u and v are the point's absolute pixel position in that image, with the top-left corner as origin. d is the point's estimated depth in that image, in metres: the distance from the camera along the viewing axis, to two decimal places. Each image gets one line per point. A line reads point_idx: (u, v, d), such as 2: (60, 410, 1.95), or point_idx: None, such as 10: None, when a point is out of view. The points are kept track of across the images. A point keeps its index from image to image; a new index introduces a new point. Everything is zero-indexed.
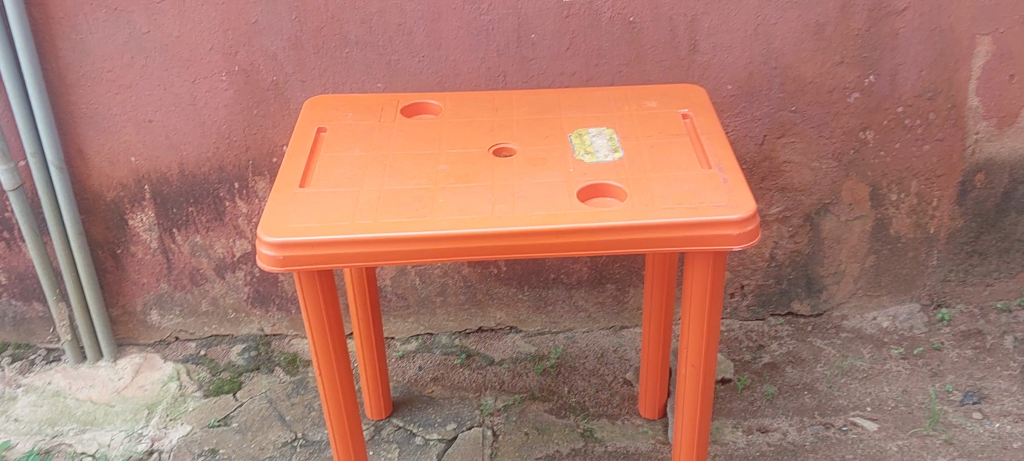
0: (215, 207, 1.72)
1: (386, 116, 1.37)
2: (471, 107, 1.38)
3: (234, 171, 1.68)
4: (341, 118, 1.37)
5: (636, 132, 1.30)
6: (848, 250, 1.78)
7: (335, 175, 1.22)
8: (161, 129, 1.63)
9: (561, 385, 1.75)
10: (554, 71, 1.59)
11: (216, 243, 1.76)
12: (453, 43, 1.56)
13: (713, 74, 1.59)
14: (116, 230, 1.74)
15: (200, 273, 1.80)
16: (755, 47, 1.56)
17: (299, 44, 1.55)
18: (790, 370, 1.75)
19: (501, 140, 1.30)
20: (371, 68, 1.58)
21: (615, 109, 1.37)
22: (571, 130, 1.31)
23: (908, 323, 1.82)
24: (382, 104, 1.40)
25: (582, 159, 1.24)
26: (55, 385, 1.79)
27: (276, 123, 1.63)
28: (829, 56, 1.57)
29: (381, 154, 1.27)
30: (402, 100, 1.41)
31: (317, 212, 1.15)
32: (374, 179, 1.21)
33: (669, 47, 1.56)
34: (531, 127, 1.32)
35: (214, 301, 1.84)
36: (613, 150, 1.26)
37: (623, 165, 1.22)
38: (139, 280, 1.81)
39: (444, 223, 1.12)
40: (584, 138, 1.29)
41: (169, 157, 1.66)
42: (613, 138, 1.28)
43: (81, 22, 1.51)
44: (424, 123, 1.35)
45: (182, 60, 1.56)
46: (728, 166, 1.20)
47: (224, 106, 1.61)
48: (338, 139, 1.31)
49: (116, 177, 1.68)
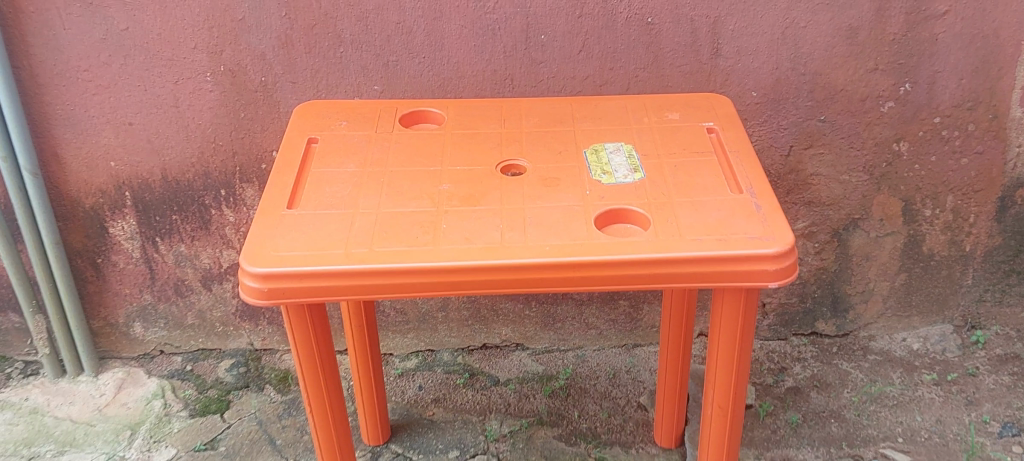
0: (201, 216, 1.61)
1: (385, 126, 1.25)
2: (476, 117, 1.27)
3: (220, 177, 1.57)
4: (334, 128, 1.25)
5: (657, 149, 1.18)
6: (877, 268, 1.66)
7: (327, 195, 1.11)
8: (142, 133, 1.52)
9: (571, 409, 1.64)
10: (566, 75, 1.47)
11: (201, 253, 1.65)
12: (456, 44, 1.44)
13: (738, 80, 1.47)
14: (95, 239, 1.63)
15: (185, 285, 1.69)
16: (783, 51, 1.44)
17: (290, 43, 1.43)
18: (815, 395, 1.64)
19: (510, 156, 1.18)
20: (368, 69, 1.46)
21: (633, 121, 1.25)
22: (587, 146, 1.20)
23: (940, 346, 1.71)
24: (379, 111, 1.29)
25: (599, 180, 1.13)
26: (32, 401, 1.69)
27: (265, 127, 1.52)
28: (862, 62, 1.45)
29: (378, 171, 1.16)
30: (402, 108, 1.30)
31: (306, 238, 1.04)
32: (370, 201, 1.10)
33: (690, 50, 1.44)
34: (542, 141, 1.21)
35: (200, 314, 1.73)
36: (632, 170, 1.14)
37: (645, 187, 1.11)
38: (121, 292, 1.70)
39: (447, 253, 1.01)
40: (601, 155, 1.18)
41: (151, 162, 1.55)
42: (632, 155, 1.17)
43: (54, 17, 1.39)
44: (425, 135, 1.23)
45: (163, 60, 1.44)
46: (761, 189, 1.09)
47: (209, 109, 1.50)
48: (331, 152, 1.20)
49: (94, 183, 1.57)
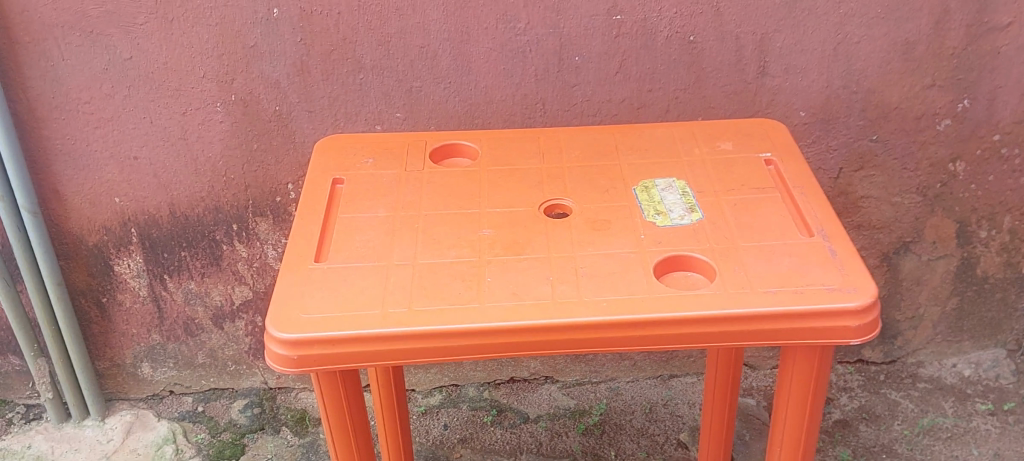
0: (211, 252, 1.51)
1: (414, 163, 1.16)
2: (513, 151, 1.17)
3: (232, 211, 1.47)
4: (359, 166, 1.15)
5: (713, 184, 1.09)
6: (928, 293, 1.58)
7: (357, 245, 1.02)
8: (148, 166, 1.42)
9: (607, 447, 1.55)
10: (601, 98, 1.37)
11: (212, 290, 1.55)
12: (484, 68, 1.34)
13: (784, 99, 1.38)
14: (100, 277, 1.53)
15: (195, 323, 1.59)
16: (834, 69, 1.35)
17: (306, 70, 1.33)
18: (864, 428, 1.55)
19: (554, 195, 1.09)
20: (389, 96, 1.36)
21: (683, 152, 1.16)
22: (637, 182, 1.10)
23: (994, 372, 1.63)
24: (406, 146, 1.19)
25: (652, 221, 1.03)
26: (35, 449, 1.59)
27: (279, 158, 1.42)
28: (918, 79, 1.36)
29: (410, 216, 1.06)
30: (431, 142, 1.20)
31: (338, 297, 0.94)
32: (405, 251, 1.01)
33: (734, 70, 1.34)
34: (587, 178, 1.12)
35: (212, 353, 1.63)
36: (689, 210, 1.05)
37: (705, 230, 1.01)
38: (128, 331, 1.60)
39: (494, 312, 0.92)
40: (652, 194, 1.08)
41: (158, 197, 1.45)
42: (686, 193, 1.08)
43: (52, 47, 1.29)
44: (458, 172, 1.14)
45: (170, 89, 1.35)
46: (834, 231, 1.00)
47: (220, 140, 1.40)
48: (358, 194, 1.10)
49: (98, 219, 1.47)
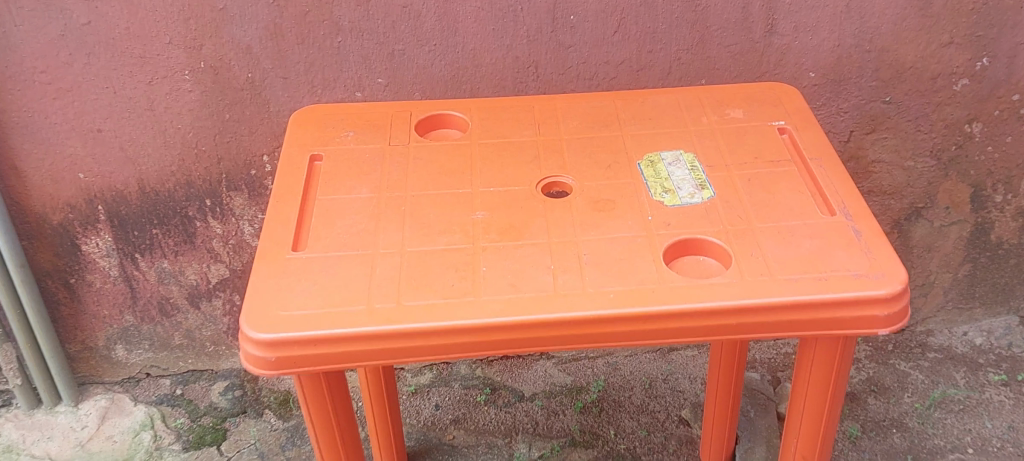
0: (184, 229, 1.42)
1: (399, 137, 1.06)
2: (506, 123, 1.08)
3: (205, 186, 1.38)
4: (340, 140, 1.06)
5: (724, 157, 1.01)
6: (938, 260, 1.51)
7: (338, 231, 0.93)
8: (114, 140, 1.32)
9: (606, 426, 1.48)
10: (597, 60, 1.28)
11: (187, 269, 1.47)
12: (471, 29, 1.24)
13: (794, 59, 1.29)
14: (67, 257, 1.44)
15: (170, 303, 1.51)
16: (847, 26, 1.25)
17: (279, 34, 1.23)
18: (872, 402, 1.49)
19: (551, 172, 1.00)
20: (369, 60, 1.27)
21: (690, 122, 1.07)
22: (641, 156, 1.02)
23: (1006, 340, 1.57)
24: (390, 117, 1.10)
25: (660, 200, 0.95)
26: (5, 438, 1.51)
27: (253, 129, 1.33)
28: (935, 36, 1.27)
29: (396, 197, 0.97)
30: (417, 113, 1.11)
31: (319, 291, 0.86)
32: (391, 237, 0.92)
33: (741, 28, 1.25)
34: (587, 152, 1.03)
35: (189, 333, 1.55)
36: (699, 187, 0.96)
37: (717, 209, 0.93)
38: (100, 313, 1.51)
39: (491, 306, 0.84)
40: (659, 169, 0.99)
41: (125, 172, 1.36)
42: (695, 168, 0.99)
43: (3, 11, 1.17)
44: (448, 147, 1.05)
45: (132, 57, 1.24)
46: (857, 209, 0.92)
47: (189, 111, 1.30)
48: (339, 174, 1.01)
49: (62, 196, 1.37)
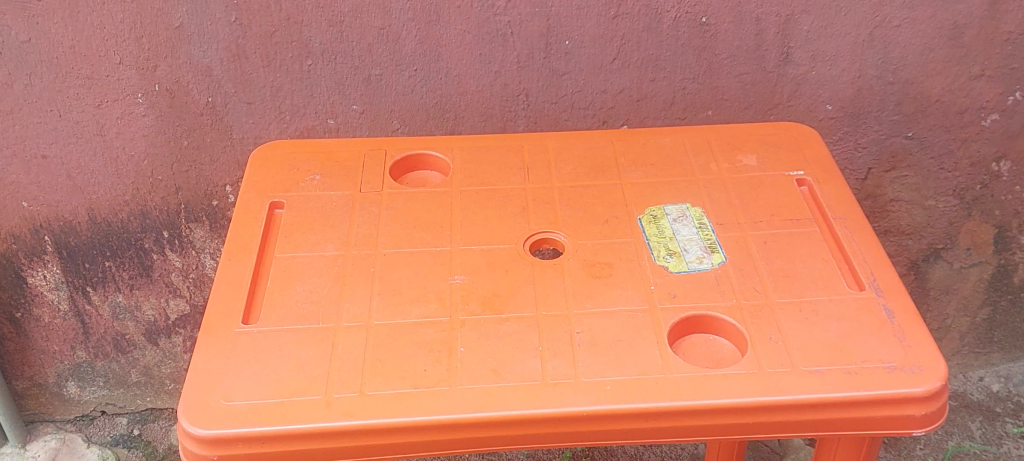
0: (139, 262, 1.30)
1: (372, 182, 0.95)
2: (492, 166, 0.97)
3: (161, 217, 1.26)
4: (305, 184, 0.95)
5: (736, 213, 0.90)
6: (956, 303, 1.40)
7: (297, 298, 0.82)
8: (60, 166, 1.20)
9: None
10: (594, 89, 1.16)
11: (144, 304, 1.35)
12: (457, 54, 1.12)
13: (809, 90, 1.18)
14: (11, 290, 1.31)
15: (126, 339, 1.39)
16: (869, 56, 1.14)
17: (243, 55, 1.11)
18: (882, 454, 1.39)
19: (542, 227, 0.89)
20: (343, 86, 1.14)
21: (697, 169, 0.96)
22: (644, 209, 0.91)
23: None
24: (363, 157, 0.98)
25: (664, 264, 0.84)
26: None
27: (214, 157, 1.20)
28: (965, 68, 1.16)
29: (364, 257, 0.86)
30: (393, 152, 0.99)
31: (272, 376, 0.75)
32: (357, 306, 0.81)
33: (753, 56, 1.14)
34: (581, 204, 0.92)
35: (147, 371, 1.43)
36: (708, 250, 0.85)
37: (729, 277, 0.82)
38: (49, 348, 1.39)
39: (468, 398, 0.72)
40: (663, 226, 0.88)
41: (74, 200, 1.23)
42: (704, 225, 0.88)
43: None
44: (426, 195, 0.93)
45: (79, 78, 1.12)
46: (889, 283, 0.81)
47: (143, 137, 1.18)
48: (302, 226, 0.90)
49: (4, 226, 1.24)
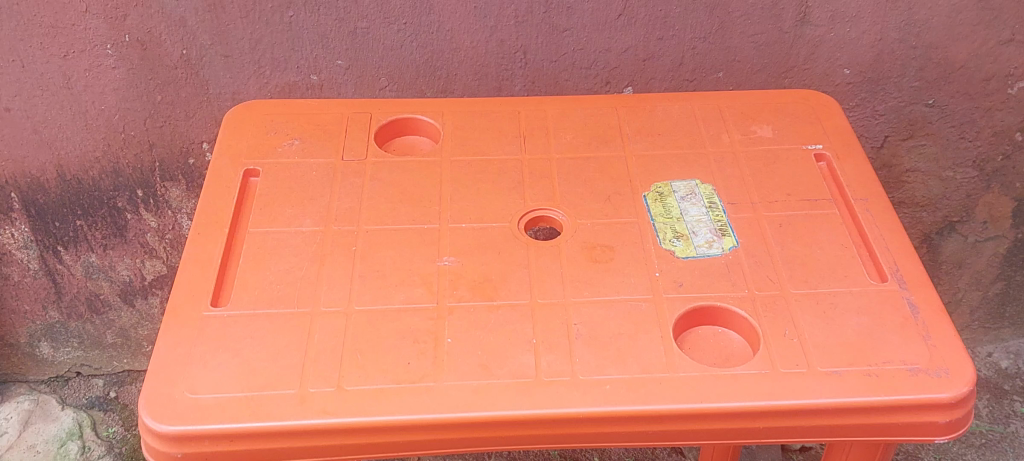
0: (113, 221, 1.23)
1: (355, 149, 0.88)
2: (486, 134, 0.90)
3: (135, 175, 1.18)
4: (283, 150, 0.88)
5: (749, 191, 0.83)
6: (968, 277, 1.34)
7: (272, 280, 0.75)
8: (26, 120, 1.12)
9: None
10: (597, 47, 1.09)
11: (119, 263, 1.28)
12: (450, 7, 1.04)
13: (826, 53, 1.10)
14: None
15: (100, 299, 1.32)
16: (892, 18, 1.06)
17: (218, 5, 1.02)
18: None
19: (538, 204, 0.82)
20: (328, 39, 1.06)
21: (707, 140, 0.89)
22: (649, 184, 0.84)
23: None
24: (346, 120, 0.91)
25: (671, 248, 0.78)
26: None
27: (190, 113, 1.13)
28: (994, 32, 1.08)
29: (346, 234, 0.79)
30: (379, 115, 0.92)
31: (240, 367, 0.69)
32: (337, 290, 0.75)
33: (768, 16, 1.06)
34: (582, 179, 0.85)
35: (123, 332, 1.37)
36: (718, 233, 0.79)
37: (741, 263, 0.76)
38: (20, 308, 1.33)
39: (455, 396, 0.66)
40: (669, 206, 0.82)
41: (42, 156, 1.16)
42: (713, 204, 0.82)
43: None
44: (414, 165, 0.86)
45: (42, 26, 1.03)
46: (913, 275, 0.75)
47: (114, 90, 1.10)
48: (279, 197, 0.83)
49: None
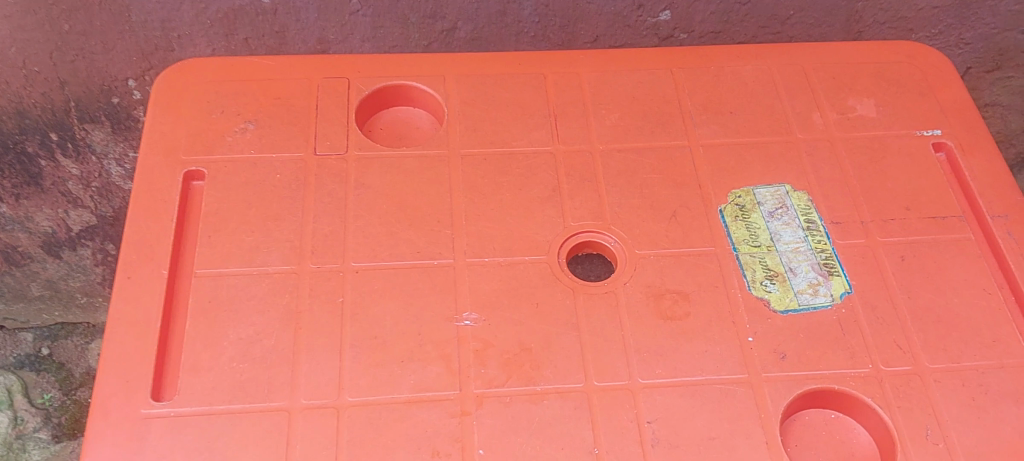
0: (23, 169, 0.99)
1: (331, 138, 0.65)
2: (504, 112, 0.68)
3: (45, 117, 0.93)
4: (233, 142, 0.65)
5: (856, 203, 0.63)
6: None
7: (232, 356, 0.56)
8: None
9: None
10: None
11: (36, 214, 1.05)
12: None
13: None
14: None
15: (19, 251, 1.10)
16: None
17: None
18: None
19: (584, 224, 0.62)
20: None
21: (795, 121, 0.68)
22: (725, 193, 0.64)
23: None
24: (317, 89, 0.68)
25: (766, 295, 0.59)
26: None
27: (108, 44, 0.86)
28: None
29: (327, 276, 0.59)
30: (360, 82, 0.69)
31: None
32: (320, 370, 0.55)
33: None
34: (635, 183, 0.64)
35: (50, 284, 1.16)
36: (824, 271, 0.60)
37: (857, 320, 0.58)
38: None
39: None
40: (755, 227, 0.62)
41: None
42: (813, 225, 0.62)
43: None
44: (412, 163, 0.64)
45: None
46: None
47: (3, 18, 0.82)
48: (233, 217, 0.61)
49: None
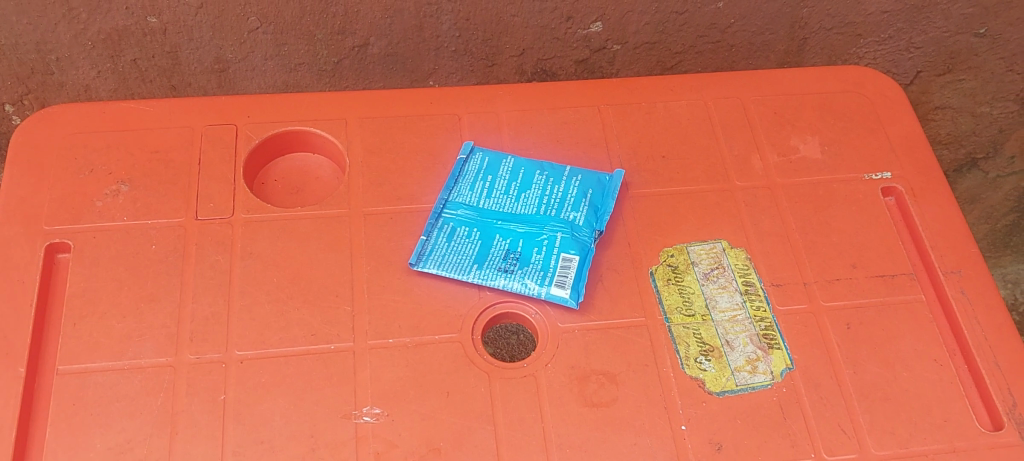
0: None
1: (215, 198, 0.58)
2: (415, 161, 0.61)
3: None
4: (100, 206, 0.58)
5: (798, 261, 0.58)
6: (985, 233, 1.02)
7: None
8: None
9: None
10: None
11: None
12: None
13: None
14: None
15: None
16: None
17: None
18: None
19: (500, 294, 0.56)
20: None
21: (732, 165, 0.62)
22: (657, 252, 0.58)
23: None
24: (198, 138, 0.61)
25: (701, 374, 0.53)
26: None
27: None
28: None
29: (207, 368, 0.52)
30: (249, 129, 0.62)
31: None
32: None
33: None
34: None
35: None
36: (764, 344, 0.54)
37: (801, 401, 0.53)
38: None
39: None
40: (689, 292, 0.56)
41: None
42: (751, 289, 0.57)
43: None
44: (309, 226, 0.58)
45: None
46: None
47: None
48: (102, 299, 0.54)
49: None
